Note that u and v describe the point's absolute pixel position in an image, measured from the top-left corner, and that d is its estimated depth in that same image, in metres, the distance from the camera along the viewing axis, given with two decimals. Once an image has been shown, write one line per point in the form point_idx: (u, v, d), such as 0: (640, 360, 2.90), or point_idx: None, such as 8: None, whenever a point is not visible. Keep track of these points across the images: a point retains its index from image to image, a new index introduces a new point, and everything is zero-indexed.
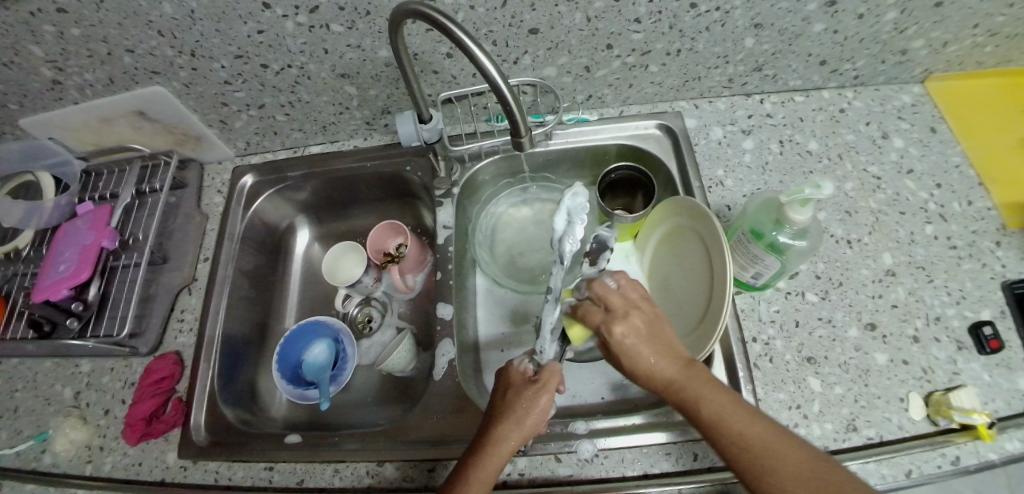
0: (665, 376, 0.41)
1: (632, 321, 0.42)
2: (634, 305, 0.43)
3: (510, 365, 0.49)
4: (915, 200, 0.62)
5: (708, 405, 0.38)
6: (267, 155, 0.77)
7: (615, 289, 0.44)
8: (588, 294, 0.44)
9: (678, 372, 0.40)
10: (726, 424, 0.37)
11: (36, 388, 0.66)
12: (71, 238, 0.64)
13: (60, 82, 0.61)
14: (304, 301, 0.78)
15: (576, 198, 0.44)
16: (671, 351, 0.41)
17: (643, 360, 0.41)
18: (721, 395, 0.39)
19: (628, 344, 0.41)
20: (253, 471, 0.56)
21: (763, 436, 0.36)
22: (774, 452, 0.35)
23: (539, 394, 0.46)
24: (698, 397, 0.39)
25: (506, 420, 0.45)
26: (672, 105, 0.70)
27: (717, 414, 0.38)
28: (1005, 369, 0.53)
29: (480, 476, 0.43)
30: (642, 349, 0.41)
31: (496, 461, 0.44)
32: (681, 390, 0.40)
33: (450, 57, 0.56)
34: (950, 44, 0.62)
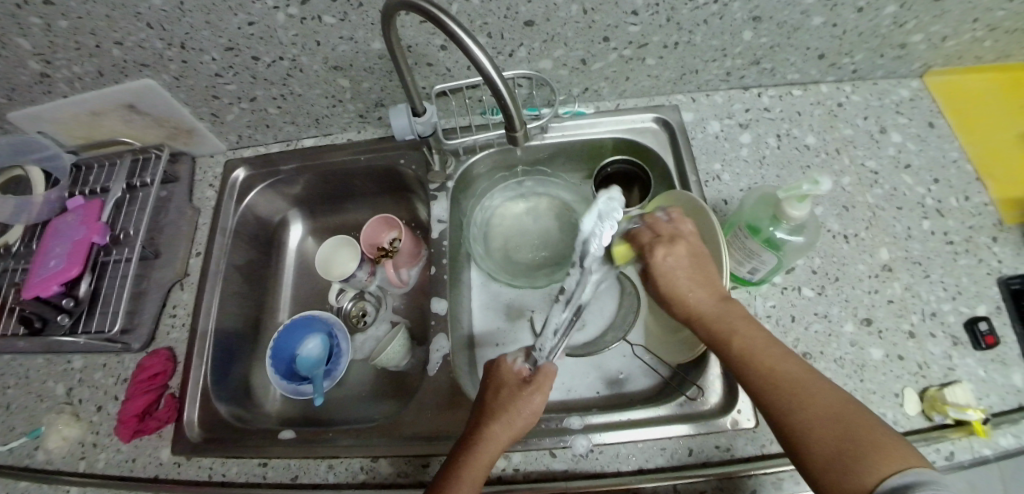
0: (699, 309, 0.44)
1: (677, 251, 0.46)
2: (681, 233, 0.47)
3: (503, 362, 0.49)
4: (912, 195, 0.62)
5: (741, 338, 0.41)
6: (259, 148, 0.76)
7: (665, 221, 0.48)
8: (640, 224, 0.49)
9: (711, 306, 0.44)
10: (758, 358, 0.40)
11: (27, 384, 0.65)
12: (62, 233, 0.63)
13: (48, 75, 0.60)
14: (298, 295, 0.77)
15: (610, 201, 0.46)
16: (710, 290, 0.44)
17: (678, 288, 0.45)
18: (754, 332, 0.42)
19: (664, 270, 0.45)
20: (246, 467, 0.56)
21: (794, 373, 0.38)
22: (807, 387, 0.37)
23: (534, 393, 0.46)
24: (732, 329, 0.42)
25: (497, 418, 0.45)
26: (669, 98, 0.69)
27: (750, 350, 0.41)
28: (999, 364, 0.52)
29: (469, 474, 0.42)
30: (677, 277, 0.45)
31: (484, 458, 0.43)
32: (713, 321, 0.43)
33: (444, 49, 0.55)
34: (949, 39, 0.62)
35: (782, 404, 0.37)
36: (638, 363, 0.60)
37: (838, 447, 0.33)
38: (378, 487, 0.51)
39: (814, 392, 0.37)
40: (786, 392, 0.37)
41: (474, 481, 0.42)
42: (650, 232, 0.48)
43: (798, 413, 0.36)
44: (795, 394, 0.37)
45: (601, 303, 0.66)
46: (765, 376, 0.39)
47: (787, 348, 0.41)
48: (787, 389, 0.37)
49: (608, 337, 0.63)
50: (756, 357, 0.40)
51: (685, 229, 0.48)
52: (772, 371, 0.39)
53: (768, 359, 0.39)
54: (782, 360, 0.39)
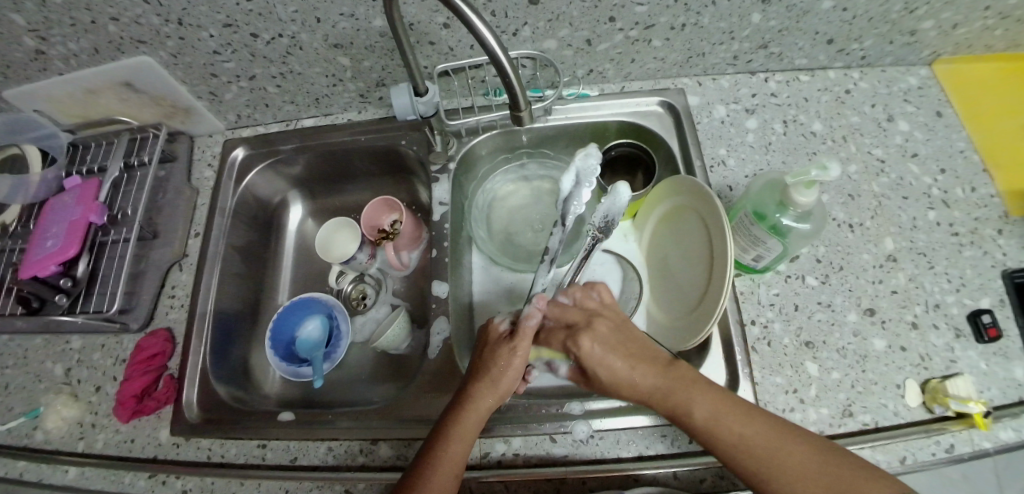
0: (647, 388, 0.44)
1: (602, 336, 0.47)
2: (594, 314, 0.49)
3: (490, 323, 0.50)
4: (919, 185, 0.62)
5: (700, 407, 0.41)
6: (258, 128, 0.75)
7: (571, 305, 0.51)
8: (551, 319, 0.51)
9: (659, 380, 0.44)
10: (723, 426, 0.40)
11: (25, 365, 0.65)
12: (59, 213, 0.62)
13: (43, 52, 0.59)
14: (298, 278, 0.77)
15: (586, 158, 0.47)
16: (650, 363, 0.45)
17: (618, 373, 0.45)
18: (707, 394, 0.42)
19: (596, 357, 0.46)
20: (246, 449, 0.56)
21: (756, 435, 0.39)
22: (776, 446, 0.38)
23: (514, 353, 0.46)
24: (689, 398, 0.42)
25: (481, 377, 0.46)
26: (675, 82, 0.68)
27: (712, 415, 0.41)
28: (1000, 357, 0.52)
29: (458, 435, 0.44)
30: (611, 361, 0.45)
31: (471, 418, 0.45)
32: (668, 394, 0.43)
33: (447, 28, 0.54)
34: (960, 26, 0.61)
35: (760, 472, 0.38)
36: None
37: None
38: (378, 470, 0.51)
39: (783, 448, 0.38)
40: (762, 462, 0.38)
41: (463, 441, 0.44)
42: (565, 331, 0.49)
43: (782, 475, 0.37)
44: (769, 460, 0.37)
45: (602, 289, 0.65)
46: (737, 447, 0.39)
47: (741, 402, 0.42)
48: (762, 456, 0.38)
49: None
50: (720, 428, 0.40)
51: (597, 305, 0.51)
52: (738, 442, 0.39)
53: (733, 427, 0.39)
54: (743, 424, 0.39)
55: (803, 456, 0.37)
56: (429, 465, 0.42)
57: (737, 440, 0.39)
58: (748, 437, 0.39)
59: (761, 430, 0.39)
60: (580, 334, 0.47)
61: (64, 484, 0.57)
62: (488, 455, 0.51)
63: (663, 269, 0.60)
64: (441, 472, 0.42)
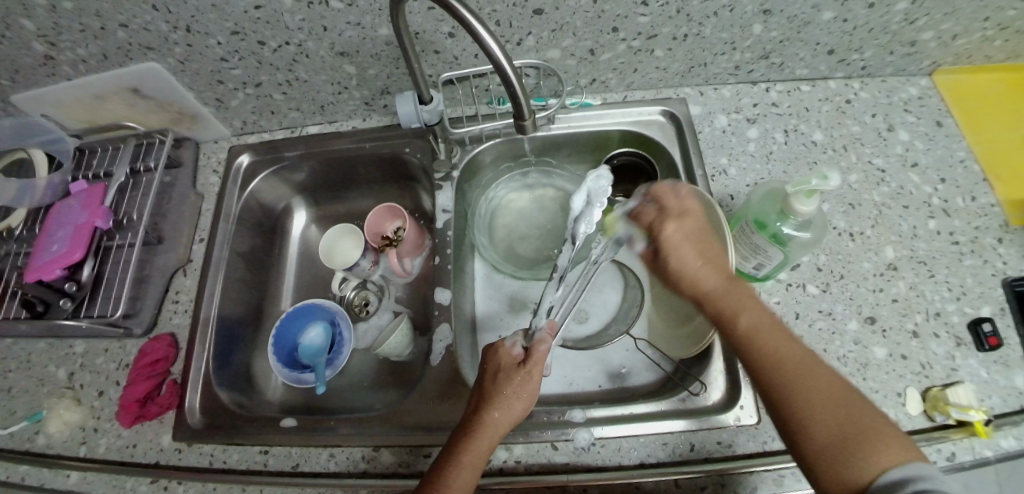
0: (707, 284, 0.43)
1: (683, 232, 0.46)
2: (690, 210, 0.47)
3: (502, 346, 0.49)
4: (919, 194, 0.62)
5: (747, 315, 0.41)
6: (263, 135, 0.75)
7: (673, 196, 0.48)
8: (644, 200, 0.50)
9: (721, 283, 0.43)
10: (764, 334, 0.40)
11: (29, 368, 0.65)
12: (64, 217, 0.63)
13: (52, 58, 0.60)
14: (301, 284, 0.77)
15: (598, 180, 0.48)
16: (714, 262, 0.44)
17: (685, 260, 0.45)
18: (760, 310, 0.41)
19: (675, 242, 0.45)
20: (248, 455, 0.56)
21: (798, 356, 0.38)
22: (809, 370, 0.37)
23: (528, 380, 0.46)
24: (740, 302, 0.42)
25: (496, 404, 0.45)
26: (677, 92, 0.69)
27: (756, 325, 0.40)
28: (1001, 365, 0.52)
29: (468, 460, 0.42)
30: (684, 250, 0.45)
31: (482, 444, 0.43)
32: (722, 297, 0.42)
33: (452, 37, 0.54)
34: (959, 37, 0.61)
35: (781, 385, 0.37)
36: (640, 357, 0.60)
37: (832, 439, 0.34)
38: (379, 476, 0.52)
39: (812, 374, 0.37)
40: (785, 378, 0.37)
41: (473, 467, 0.42)
42: (656, 212, 0.48)
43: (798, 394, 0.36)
44: (796, 379, 0.37)
45: (604, 297, 0.65)
46: (770, 360, 0.39)
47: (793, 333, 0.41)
48: (793, 377, 0.37)
49: (611, 330, 0.62)
50: (762, 335, 0.40)
51: (683, 204, 0.48)
52: (778, 357, 0.38)
53: (773, 340, 0.39)
54: (789, 347, 0.39)
55: (831, 389, 0.36)
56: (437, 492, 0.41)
57: (775, 353, 0.39)
58: (787, 356, 0.38)
59: (801, 358, 0.38)
60: (670, 215, 0.47)
61: (66, 488, 0.57)
62: (489, 462, 0.51)
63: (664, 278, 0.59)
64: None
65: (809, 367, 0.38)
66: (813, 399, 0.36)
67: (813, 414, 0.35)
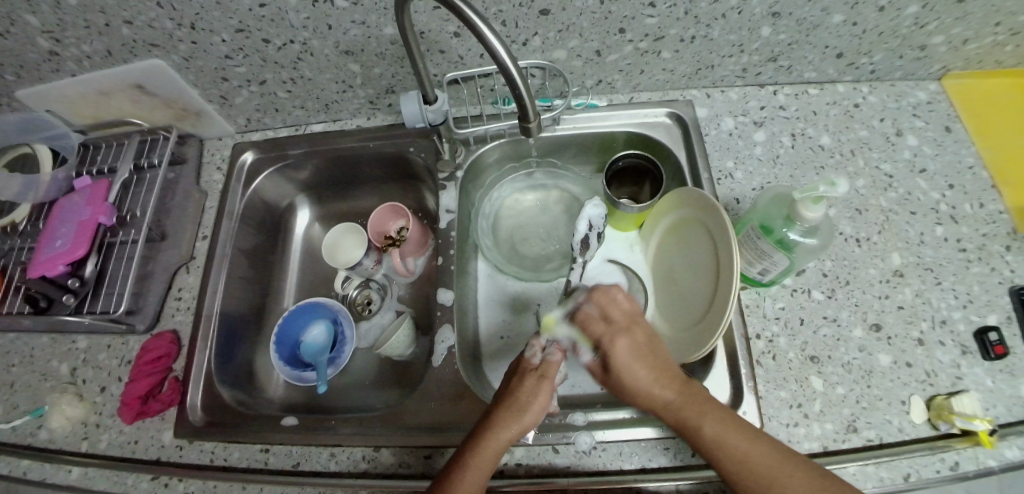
0: (666, 399, 0.43)
1: (640, 346, 0.46)
2: (635, 320, 0.48)
3: (521, 356, 0.49)
4: (927, 200, 0.61)
5: (710, 423, 0.41)
6: (267, 132, 0.75)
7: (615, 303, 0.49)
8: (584, 307, 0.49)
9: (677, 395, 0.43)
10: (732, 441, 0.40)
11: (31, 363, 0.65)
12: (68, 213, 0.63)
13: (57, 54, 0.60)
14: (303, 282, 0.77)
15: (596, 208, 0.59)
16: (659, 373, 0.44)
17: (638, 379, 0.44)
18: (720, 419, 0.41)
19: (624, 359, 0.45)
20: (247, 453, 0.56)
21: (765, 461, 0.39)
22: (782, 475, 0.38)
23: (543, 384, 0.46)
24: (700, 412, 0.42)
25: (509, 409, 0.44)
26: (683, 93, 0.69)
27: (717, 436, 0.40)
28: (1007, 375, 0.52)
29: (475, 464, 0.42)
30: (636, 368, 0.44)
31: (492, 448, 0.43)
32: (681, 408, 0.42)
33: (457, 36, 0.54)
34: (969, 42, 0.61)
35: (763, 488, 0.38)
36: None
37: None
38: (380, 476, 0.51)
39: (787, 477, 0.38)
40: (765, 480, 0.38)
41: (480, 469, 0.42)
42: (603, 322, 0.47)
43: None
44: (770, 481, 0.38)
45: None
46: (743, 473, 0.39)
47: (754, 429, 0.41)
48: (775, 482, 0.37)
49: None
50: (728, 443, 0.40)
51: (626, 314, 0.48)
52: (747, 465, 0.39)
53: (742, 447, 0.39)
54: (757, 449, 0.39)
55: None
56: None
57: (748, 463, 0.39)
58: (759, 461, 0.39)
59: (773, 454, 0.39)
60: (608, 343, 0.46)
61: (66, 484, 0.57)
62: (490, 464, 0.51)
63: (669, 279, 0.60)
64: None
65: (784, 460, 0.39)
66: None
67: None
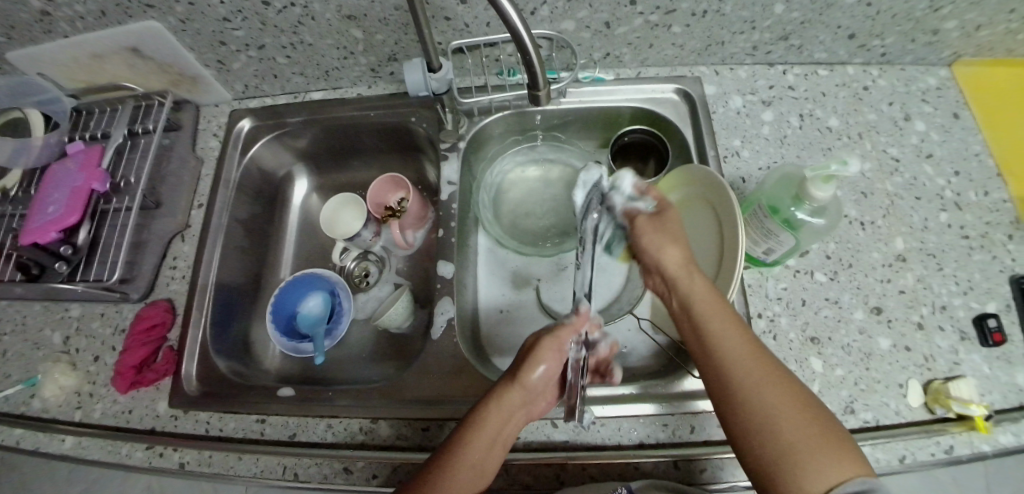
0: (675, 271, 0.46)
1: (664, 230, 0.48)
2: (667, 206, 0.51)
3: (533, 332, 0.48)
4: (932, 186, 0.61)
5: (714, 312, 0.42)
6: (265, 100, 0.74)
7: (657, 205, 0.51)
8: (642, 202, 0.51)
9: (689, 278, 0.45)
10: (726, 333, 0.40)
11: (24, 332, 0.64)
12: (61, 178, 0.61)
13: (48, 13, 0.57)
14: (300, 254, 0.76)
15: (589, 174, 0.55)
16: (681, 243, 0.47)
17: (660, 244, 0.48)
18: (722, 311, 0.42)
19: (656, 232, 0.49)
20: (244, 424, 0.55)
21: (749, 358, 0.39)
22: (761, 371, 0.38)
23: (544, 357, 0.45)
24: (705, 301, 0.43)
25: (510, 384, 0.44)
26: (691, 70, 0.67)
27: (719, 322, 0.41)
28: (1004, 362, 0.52)
29: (473, 444, 0.41)
30: (661, 244, 0.48)
31: (489, 426, 0.42)
32: (692, 290, 0.44)
33: (464, 3, 0.53)
34: (983, 27, 0.60)
35: (738, 382, 0.38)
36: (643, 338, 0.59)
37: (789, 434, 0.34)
38: (377, 448, 0.51)
39: (769, 380, 0.37)
40: (742, 375, 0.38)
41: (477, 450, 0.41)
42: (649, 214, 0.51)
43: (754, 394, 0.37)
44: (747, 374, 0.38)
45: (608, 277, 0.64)
46: (725, 358, 0.39)
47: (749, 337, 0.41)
48: (753, 374, 0.38)
49: (614, 310, 0.62)
50: (723, 333, 0.40)
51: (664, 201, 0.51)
52: (729, 352, 0.39)
53: (733, 341, 0.40)
54: (746, 347, 0.40)
55: (789, 402, 0.36)
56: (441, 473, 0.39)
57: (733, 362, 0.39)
58: (748, 357, 0.39)
59: (754, 357, 0.39)
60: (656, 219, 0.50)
61: (60, 452, 0.57)
62: None
63: None
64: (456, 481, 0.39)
65: (771, 369, 0.38)
66: (766, 398, 0.36)
67: (761, 416, 0.35)
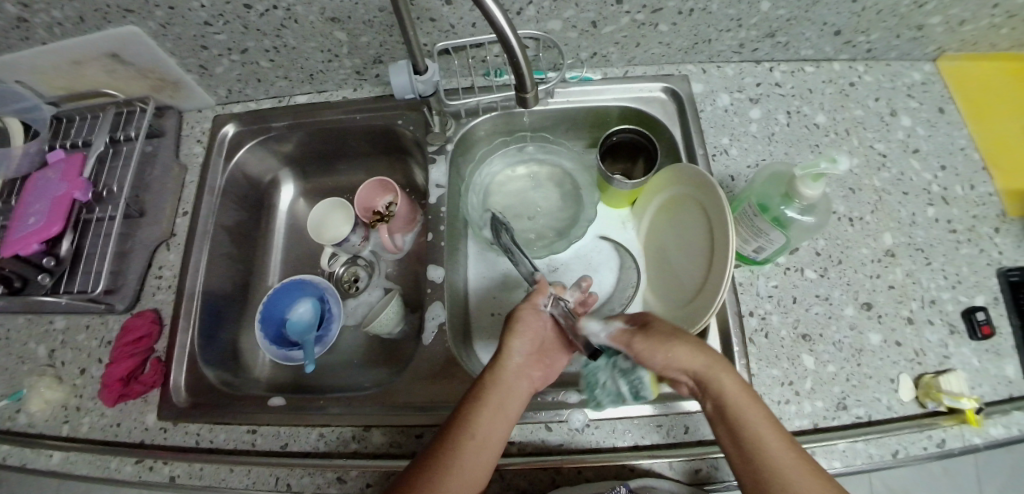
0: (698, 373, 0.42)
1: (667, 338, 0.43)
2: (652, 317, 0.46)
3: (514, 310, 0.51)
4: (919, 181, 0.61)
5: (752, 411, 0.40)
6: (250, 104, 0.73)
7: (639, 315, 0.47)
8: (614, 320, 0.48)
9: (724, 381, 0.41)
10: (765, 434, 0.39)
11: (7, 346, 0.63)
12: (42, 188, 0.60)
13: (24, 19, 0.56)
14: (289, 260, 0.75)
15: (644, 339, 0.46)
16: (695, 347, 0.42)
17: (669, 351, 0.43)
18: (759, 409, 0.40)
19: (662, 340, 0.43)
20: (235, 434, 0.54)
21: (785, 458, 0.38)
22: (803, 476, 0.37)
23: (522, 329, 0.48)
24: (743, 402, 0.41)
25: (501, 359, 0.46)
26: (678, 68, 0.67)
27: (756, 423, 0.40)
28: (993, 354, 0.52)
29: (472, 428, 0.41)
30: (673, 353, 0.43)
31: (486, 405, 0.42)
32: (726, 392, 0.41)
33: (449, 4, 0.52)
34: (967, 23, 0.60)
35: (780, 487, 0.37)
36: None
37: None
38: (371, 456, 0.51)
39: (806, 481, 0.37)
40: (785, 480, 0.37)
41: (476, 432, 0.41)
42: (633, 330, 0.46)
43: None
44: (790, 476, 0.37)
45: (599, 276, 0.63)
46: (766, 458, 0.38)
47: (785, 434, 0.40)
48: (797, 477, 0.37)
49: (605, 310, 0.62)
50: (764, 433, 0.39)
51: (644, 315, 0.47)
52: (770, 456, 0.38)
53: (776, 442, 0.39)
54: (785, 447, 0.39)
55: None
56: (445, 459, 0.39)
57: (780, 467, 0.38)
58: (790, 460, 0.38)
59: (792, 457, 0.38)
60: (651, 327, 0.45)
61: (47, 468, 0.56)
62: None
63: (661, 253, 0.60)
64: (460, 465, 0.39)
65: (808, 468, 0.38)
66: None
67: None
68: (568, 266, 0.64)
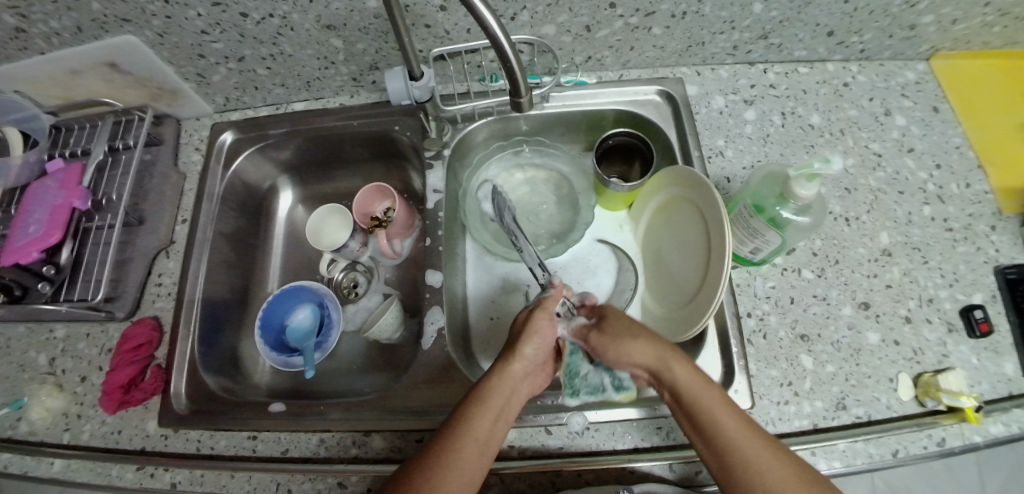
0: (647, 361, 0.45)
1: (619, 332, 0.48)
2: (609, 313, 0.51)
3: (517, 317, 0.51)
4: (914, 180, 0.61)
5: (705, 394, 0.41)
6: (247, 112, 0.73)
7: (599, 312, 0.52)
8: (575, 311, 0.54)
9: (674, 366, 0.43)
10: (721, 414, 0.40)
11: (7, 355, 0.63)
12: (41, 197, 0.60)
13: (23, 30, 0.57)
14: (288, 266, 0.76)
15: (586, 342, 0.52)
16: (645, 338, 0.46)
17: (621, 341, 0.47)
18: (711, 391, 0.41)
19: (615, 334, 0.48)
20: (235, 441, 0.54)
21: (743, 437, 0.38)
22: (759, 455, 0.37)
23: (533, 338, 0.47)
24: (693, 386, 0.42)
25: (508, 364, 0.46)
26: (673, 71, 0.68)
27: (709, 404, 0.40)
28: (992, 352, 0.52)
29: (474, 428, 0.40)
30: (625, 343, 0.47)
31: (491, 407, 0.42)
32: (675, 377, 0.42)
33: (443, 10, 0.52)
34: (959, 22, 0.60)
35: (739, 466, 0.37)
36: None
37: None
38: (371, 461, 0.51)
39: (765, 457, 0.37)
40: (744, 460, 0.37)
41: (478, 434, 0.40)
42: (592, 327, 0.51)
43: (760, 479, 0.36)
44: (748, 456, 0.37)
45: (597, 279, 0.63)
46: (724, 442, 0.38)
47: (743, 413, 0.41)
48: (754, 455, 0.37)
49: None
50: (718, 415, 0.40)
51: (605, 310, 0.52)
52: (727, 438, 0.39)
53: (731, 424, 0.39)
54: (742, 425, 0.39)
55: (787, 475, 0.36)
56: (441, 458, 0.38)
57: (736, 440, 0.38)
58: (746, 439, 0.38)
59: (750, 436, 0.38)
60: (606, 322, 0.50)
61: (48, 476, 0.56)
62: None
63: (658, 259, 0.60)
64: (458, 468, 0.38)
65: (765, 444, 0.38)
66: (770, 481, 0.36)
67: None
68: (567, 270, 0.64)
